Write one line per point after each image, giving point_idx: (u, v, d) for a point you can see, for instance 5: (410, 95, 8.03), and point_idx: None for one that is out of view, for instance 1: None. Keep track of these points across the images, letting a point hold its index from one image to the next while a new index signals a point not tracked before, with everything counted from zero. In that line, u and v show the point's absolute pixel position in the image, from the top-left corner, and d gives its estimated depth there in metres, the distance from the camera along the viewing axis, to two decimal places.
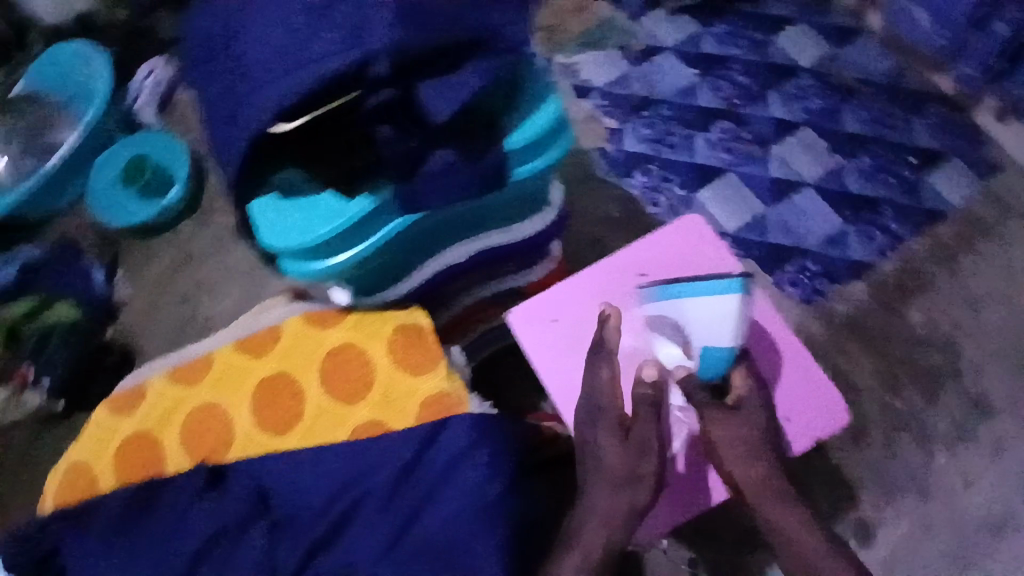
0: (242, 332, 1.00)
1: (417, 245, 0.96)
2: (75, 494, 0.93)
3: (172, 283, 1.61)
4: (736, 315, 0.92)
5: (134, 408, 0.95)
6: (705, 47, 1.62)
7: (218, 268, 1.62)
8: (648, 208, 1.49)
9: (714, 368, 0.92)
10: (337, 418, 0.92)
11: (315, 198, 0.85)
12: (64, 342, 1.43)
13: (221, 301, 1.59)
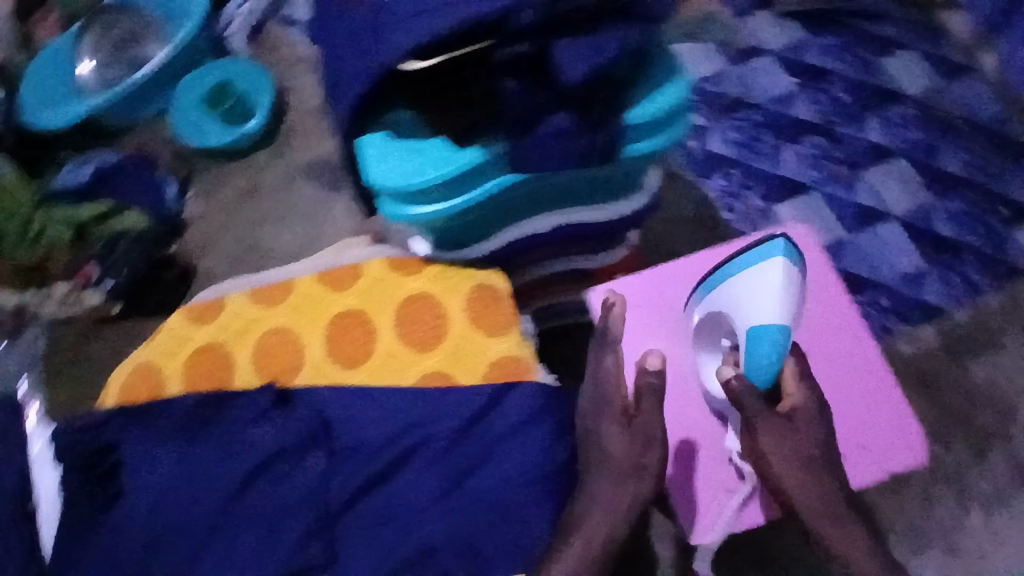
0: (322, 263, 1.00)
1: (511, 208, 0.95)
2: (140, 393, 0.94)
3: (239, 211, 1.62)
4: (781, 288, 0.82)
5: (210, 320, 0.96)
6: (809, 57, 1.51)
7: (284, 203, 1.62)
8: (721, 213, 1.43)
9: (759, 369, 0.83)
10: (405, 363, 0.92)
11: (424, 144, 0.83)
12: (132, 249, 1.46)
13: (283, 235, 1.61)
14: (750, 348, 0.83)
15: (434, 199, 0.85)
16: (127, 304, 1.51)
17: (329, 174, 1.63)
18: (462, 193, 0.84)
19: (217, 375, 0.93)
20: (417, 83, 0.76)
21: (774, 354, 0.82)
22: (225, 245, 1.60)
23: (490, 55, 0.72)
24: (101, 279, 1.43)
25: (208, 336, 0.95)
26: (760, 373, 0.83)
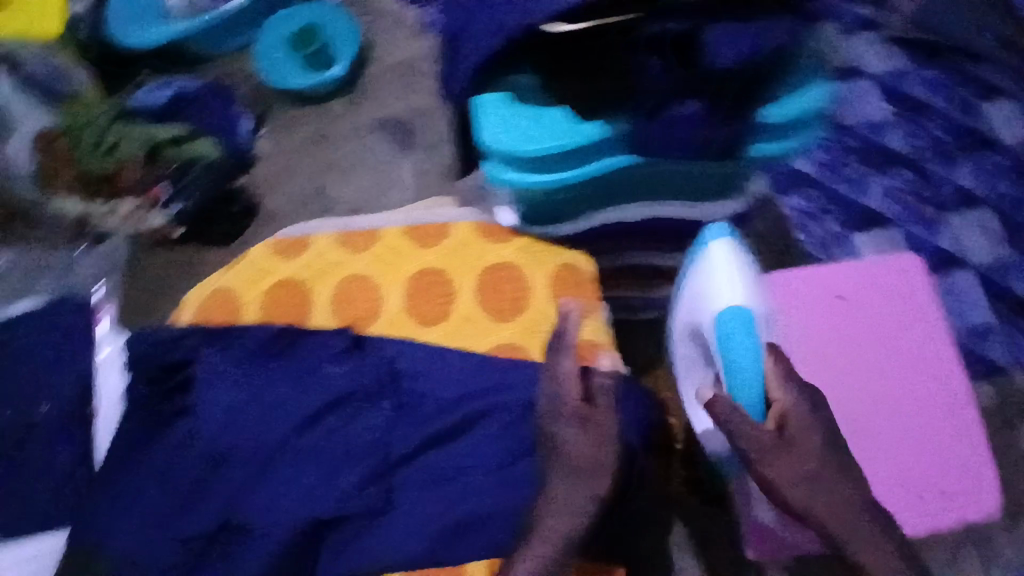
0: (412, 217, 0.99)
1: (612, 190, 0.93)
2: (216, 316, 0.95)
3: (301, 157, 1.55)
4: (738, 269, 0.86)
5: (296, 255, 0.97)
6: (909, 87, 1.24)
7: (350, 154, 1.55)
8: (794, 235, 1.25)
9: (744, 362, 0.79)
10: (481, 330, 0.91)
11: (543, 112, 0.81)
12: (200, 177, 1.42)
13: (347, 185, 1.54)
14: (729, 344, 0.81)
15: (540, 168, 0.82)
16: (188, 231, 1.48)
17: (400, 131, 1.55)
18: (569, 167, 0.82)
19: (294, 311, 0.93)
20: (554, 49, 0.76)
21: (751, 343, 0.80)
22: (288, 188, 1.53)
23: (636, 31, 0.72)
24: (169, 200, 1.41)
25: (292, 270, 0.96)
26: (749, 370, 0.78)
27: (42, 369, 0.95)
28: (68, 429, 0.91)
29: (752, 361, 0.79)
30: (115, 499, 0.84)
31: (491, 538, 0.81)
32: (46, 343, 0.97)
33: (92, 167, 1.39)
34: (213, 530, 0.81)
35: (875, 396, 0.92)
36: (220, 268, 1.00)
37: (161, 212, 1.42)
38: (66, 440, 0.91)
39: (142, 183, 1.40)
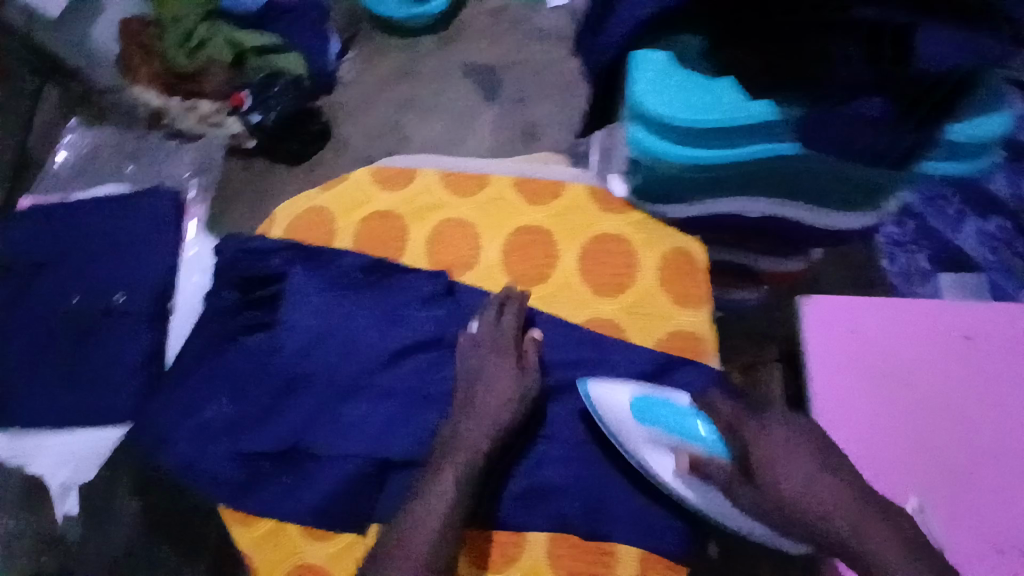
0: (522, 170, 0.94)
1: (748, 181, 0.86)
2: (305, 235, 0.91)
3: (387, 90, 1.49)
4: (617, 382, 0.80)
5: (398, 188, 0.93)
6: None
7: (435, 92, 1.49)
8: (881, 263, 1.14)
9: (688, 420, 0.75)
10: (579, 301, 0.86)
11: (704, 80, 0.74)
12: (288, 91, 1.36)
13: (429, 125, 1.46)
14: (671, 423, 0.75)
15: (682, 142, 0.78)
16: (258, 147, 1.39)
17: (488, 80, 1.50)
18: (714, 146, 0.77)
19: (388, 244, 0.89)
20: (738, 16, 0.69)
21: (680, 413, 0.75)
22: (369, 117, 1.46)
23: (840, 14, 0.64)
24: (250, 108, 1.33)
25: (391, 203, 0.92)
26: (695, 420, 0.74)
27: (112, 259, 0.89)
28: (133, 326, 0.86)
29: (685, 411, 0.75)
30: (184, 403, 0.81)
31: (556, 514, 0.78)
32: (119, 233, 0.91)
33: (174, 63, 1.32)
34: (278, 452, 0.78)
35: (944, 423, 0.80)
36: (316, 188, 0.97)
37: (240, 119, 1.33)
38: (129, 341, 0.85)
39: (225, 87, 1.34)
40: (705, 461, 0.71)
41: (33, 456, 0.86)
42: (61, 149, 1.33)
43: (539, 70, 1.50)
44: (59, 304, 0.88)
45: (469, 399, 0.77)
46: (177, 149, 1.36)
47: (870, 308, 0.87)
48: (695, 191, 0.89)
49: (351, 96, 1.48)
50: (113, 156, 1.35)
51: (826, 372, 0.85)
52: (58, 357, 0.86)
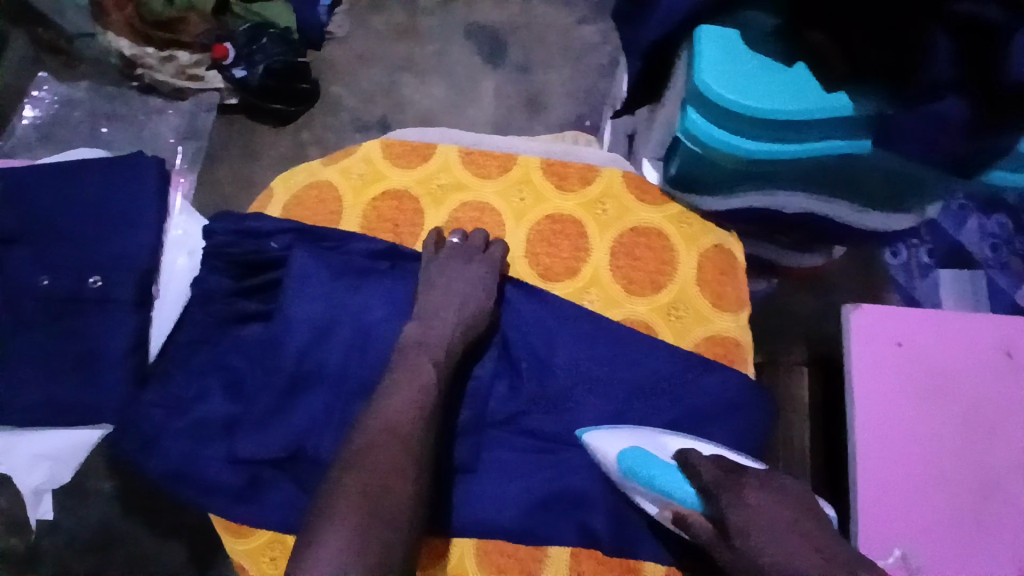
0: (550, 151, 0.85)
1: (799, 176, 0.80)
2: (310, 213, 0.82)
3: (384, 49, 1.37)
4: (610, 439, 0.71)
5: (413, 165, 0.84)
6: None
7: (435, 54, 1.38)
8: (885, 254, 1.18)
9: (673, 478, 0.67)
10: (610, 298, 0.79)
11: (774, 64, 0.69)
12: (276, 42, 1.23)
13: (429, 89, 1.36)
14: (658, 479, 0.67)
15: (733, 129, 0.72)
16: (241, 104, 1.28)
17: (491, 42, 1.38)
18: (766, 138, 0.72)
19: (402, 227, 0.82)
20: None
21: (669, 468, 0.68)
22: (362, 78, 1.35)
23: (942, 1, 0.57)
24: (234, 62, 1.21)
25: (404, 182, 0.83)
26: (680, 480, 0.67)
27: (86, 235, 0.79)
28: (107, 311, 0.76)
29: (670, 466, 0.68)
30: (174, 400, 0.74)
31: (582, 523, 0.73)
32: (94, 204, 0.80)
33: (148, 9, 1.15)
34: (281, 457, 0.71)
35: (964, 458, 0.77)
36: (319, 160, 0.87)
37: (226, 73, 1.21)
38: (108, 329, 0.75)
39: (208, 36, 1.22)
40: (685, 517, 0.65)
41: (2, 458, 0.78)
42: (28, 106, 1.19)
43: (545, 33, 1.39)
44: (26, 286, 0.78)
45: (430, 309, 0.74)
46: (151, 101, 1.24)
47: (920, 319, 0.82)
48: (740, 182, 0.82)
49: (343, 53, 1.36)
50: (85, 113, 1.21)
51: (874, 385, 0.79)
52: (27, 346, 0.76)
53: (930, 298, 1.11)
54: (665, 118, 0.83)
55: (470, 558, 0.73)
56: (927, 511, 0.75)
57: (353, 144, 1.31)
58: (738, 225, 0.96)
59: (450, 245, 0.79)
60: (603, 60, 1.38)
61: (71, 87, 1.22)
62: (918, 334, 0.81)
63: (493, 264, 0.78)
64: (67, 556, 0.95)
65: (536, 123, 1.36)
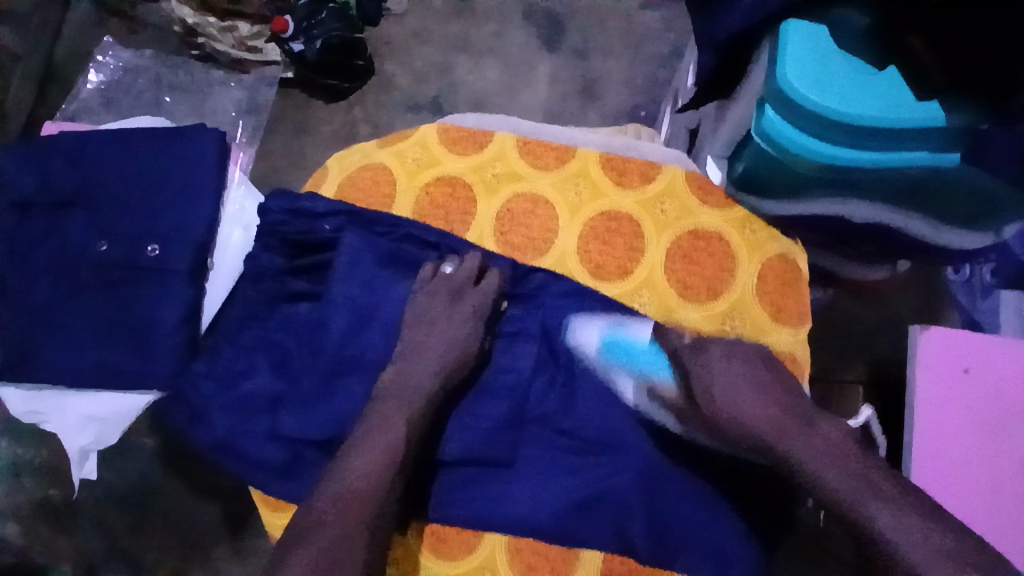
0: (611, 144, 0.82)
1: (880, 186, 0.75)
2: (363, 195, 0.82)
3: (439, 26, 1.35)
4: (597, 333, 0.75)
5: (468, 152, 0.82)
6: None
7: (492, 35, 1.35)
8: (948, 270, 1.04)
9: (647, 355, 0.74)
10: (664, 303, 0.76)
11: (862, 69, 0.66)
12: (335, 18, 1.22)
13: (483, 70, 1.34)
14: (643, 362, 0.74)
15: (809, 131, 0.68)
16: (297, 79, 1.28)
17: (549, 25, 1.35)
18: (844, 143, 0.68)
19: (453, 215, 0.80)
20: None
21: (650, 352, 0.74)
22: (417, 57, 1.34)
23: None
24: (292, 36, 1.22)
25: (459, 169, 0.82)
26: (653, 354, 0.74)
27: (146, 205, 0.80)
28: (163, 282, 0.77)
29: (652, 350, 0.74)
30: (222, 372, 0.75)
31: (618, 529, 0.71)
32: (154, 173, 0.81)
33: None
34: (322, 438, 0.71)
35: None
36: (375, 141, 0.86)
37: (283, 46, 1.21)
38: (163, 298, 0.77)
39: (271, 10, 1.23)
40: (658, 390, 0.73)
41: (53, 415, 0.80)
42: (93, 69, 1.21)
43: (606, 18, 1.35)
44: (87, 250, 0.79)
45: (414, 348, 0.71)
46: (208, 70, 1.25)
47: (999, 348, 0.80)
48: (814, 188, 0.78)
49: (398, 29, 1.35)
50: (147, 80, 1.23)
51: (939, 408, 0.79)
52: (89, 308, 0.78)
53: (993, 322, 0.95)
54: (736, 116, 0.79)
55: (500, 554, 0.72)
56: (980, 476, 0.77)
57: (404, 124, 1.30)
58: (804, 234, 0.91)
59: (443, 275, 0.75)
60: (664, 48, 1.33)
61: (137, 54, 1.23)
62: (993, 365, 0.79)
63: (484, 301, 0.74)
64: (104, 508, 1.02)
65: (589, 110, 1.32)
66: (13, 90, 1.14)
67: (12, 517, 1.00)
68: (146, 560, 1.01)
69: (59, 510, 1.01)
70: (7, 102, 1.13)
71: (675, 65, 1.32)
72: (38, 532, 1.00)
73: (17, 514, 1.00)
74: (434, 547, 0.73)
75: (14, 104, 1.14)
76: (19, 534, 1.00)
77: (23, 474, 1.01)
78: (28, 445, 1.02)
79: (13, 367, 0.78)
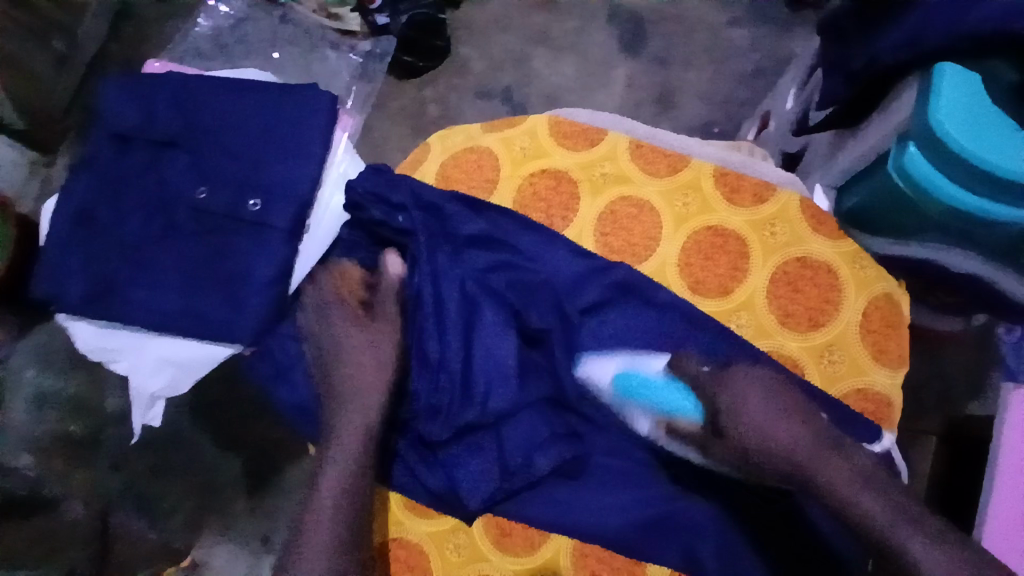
0: (726, 159, 0.79)
1: (1011, 248, 0.71)
2: (463, 176, 0.81)
3: (522, 16, 1.33)
4: (606, 377, 0.73)
5: (579, 147, 0.80)
6: None
7: (574, 31, 1.33)
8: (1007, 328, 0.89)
9: (668, 391, 0.72)
10: (762, 327, 0.74)
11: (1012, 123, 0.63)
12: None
13: (560, 65, 1.32)
14: (658, 397, 0.72)
15: (947, 173, 0.66)
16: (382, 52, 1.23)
17: (633, 29, 1.32)
18: (984, 193, 0.64)
19: (555, 209, 0.78)
20: None
21: (660, 388, 0.72)
22: (495, 44, 1.32)
23: None
24: (379, 8, 1.17)
25: (567, 164, 0.80)
26: (680, 391, 0.72)
27: (250, 158, 0.79)
28: (255, 237, 0.77)
29: (671, 384, 0.72)
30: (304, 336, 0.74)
31: (686, 549, 0.70)
32: (253, 129, 0.80)
33: None
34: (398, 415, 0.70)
35: None
36: (480, 124, 0.84)
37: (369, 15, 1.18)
38: (258, 254, 0.76)
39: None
40: (681, 427, 0.71)
41: (125, 356, 0.80)
42: (203, 16, 1.18)
43: (692, 28, 1.32)
44: (185, 195, 0.79)
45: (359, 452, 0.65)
46: (297, 27, 1.20)
47: None
48: (936, 234, 0.75)
49: (480, 14, 1.33)
50: (247, 34, 1.18)
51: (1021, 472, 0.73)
52: (176, 253, 0.78)
53: None
54: (865, 147, 0.77)
55: (566, 558, 0.71)
56: None
57: (473, 111, 1.30)
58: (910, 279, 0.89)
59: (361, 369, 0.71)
60: (745, 67, 1.31)
61: (251, 5, 1.18)
62: None
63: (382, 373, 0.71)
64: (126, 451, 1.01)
65: (662, 120, 1.31)
66: (86, 23, 1.14)
67: (30, 447, 0.96)
68: (163, 504, 1.00)
69: (83, 444, 0.99)
70: (82, 35, 1.13)
71: (755, 85, 1.30)
72: (53, 464, 0.96)
73: (38, 445, 0.96)
74: (497, 541, 0.72)
75: (86, 36, 1.14)
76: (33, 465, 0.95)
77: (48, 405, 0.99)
78: (57, 376, 1.01)
79: (94, 301, 0.77)
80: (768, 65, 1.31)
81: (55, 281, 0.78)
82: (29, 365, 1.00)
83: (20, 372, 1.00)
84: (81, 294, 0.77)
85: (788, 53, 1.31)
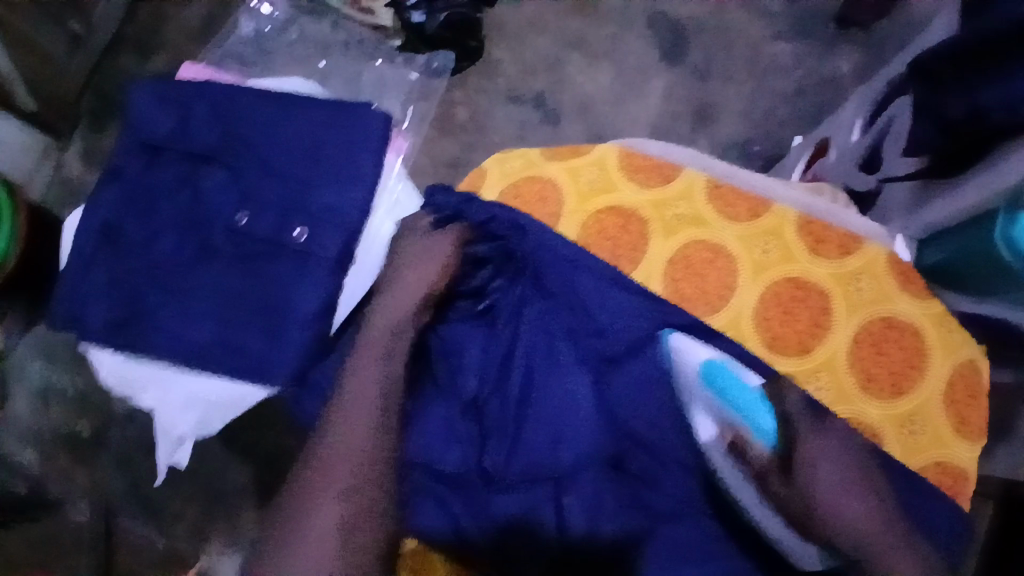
0: (810, 206, 0.74)
1: None
2: (522, 204, 0.75)
3: (558, 20, 1.26)
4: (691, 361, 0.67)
5: (651, 183, 0.75)
6: None
7: (611, 37, 1.26)
8: None
9: (754, 406, 0.65)
10: (842, 392, 0.68)
11: None
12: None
13: (594, 73, 1.25)
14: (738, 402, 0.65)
15: None
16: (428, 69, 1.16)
17: (673, 38, 1.26)
18: None
19: (622, 251, 0.72)
20: None
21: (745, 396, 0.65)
22: (529, 48, 1.25)
23: None
24: (415, 4, 1.09)
25: (637, 201, 0.74)
26: (762, 408, 0.65)
27: (293, 178, 0.73)
28: (295, 263, 0.71)
29: (757, 399, 0.65)
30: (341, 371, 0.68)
31: None
32: (301, 145, 0.74)
33: None
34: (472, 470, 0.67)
35: None
36: (541, 150, 0.78)
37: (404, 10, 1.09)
38: (299, 284, 0.70)
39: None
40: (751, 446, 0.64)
41: (151, 390, 0.74)
42: (247, 17, 1.11)
43: (734, 42, 1.26)
44: (223, 216, 0.73)
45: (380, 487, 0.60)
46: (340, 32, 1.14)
47: None
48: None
49: (514, 15, 1.26)
50: (296, 41, 1.12)
51: None
52: (208, 274, 0.72)
53: None
54: (956, 205, 0.72)
55: None
56: None
57: (503, 116, 1.23)
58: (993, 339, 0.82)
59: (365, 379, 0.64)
60: (789, 85, 1.25)
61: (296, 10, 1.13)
62: None
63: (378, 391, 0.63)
64: (130, 446, 0.98)
65: (699, 136, 1.24)
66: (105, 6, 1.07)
67: (33, 441, 0.97)
68: (170, 509, 0.96)
69: (88, 443, 0.97)
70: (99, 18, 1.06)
71: (798, 104, 1.24)
72: (57, 461, 0.97)
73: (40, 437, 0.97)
74: None
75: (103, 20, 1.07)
76: (36, 459, 0.97)
77: (52, 400, 0.99)
78: (63, 371, 0.99)
79: (118, 325, 0.71)
80: (812, 85, 1.25)
81: (76, 301, 0.72)
82: (36, 356, 0.99)
83: (25, 364, 0.99)
84: (103, 316, 0.71)
85: (834, 74, 1.24)
